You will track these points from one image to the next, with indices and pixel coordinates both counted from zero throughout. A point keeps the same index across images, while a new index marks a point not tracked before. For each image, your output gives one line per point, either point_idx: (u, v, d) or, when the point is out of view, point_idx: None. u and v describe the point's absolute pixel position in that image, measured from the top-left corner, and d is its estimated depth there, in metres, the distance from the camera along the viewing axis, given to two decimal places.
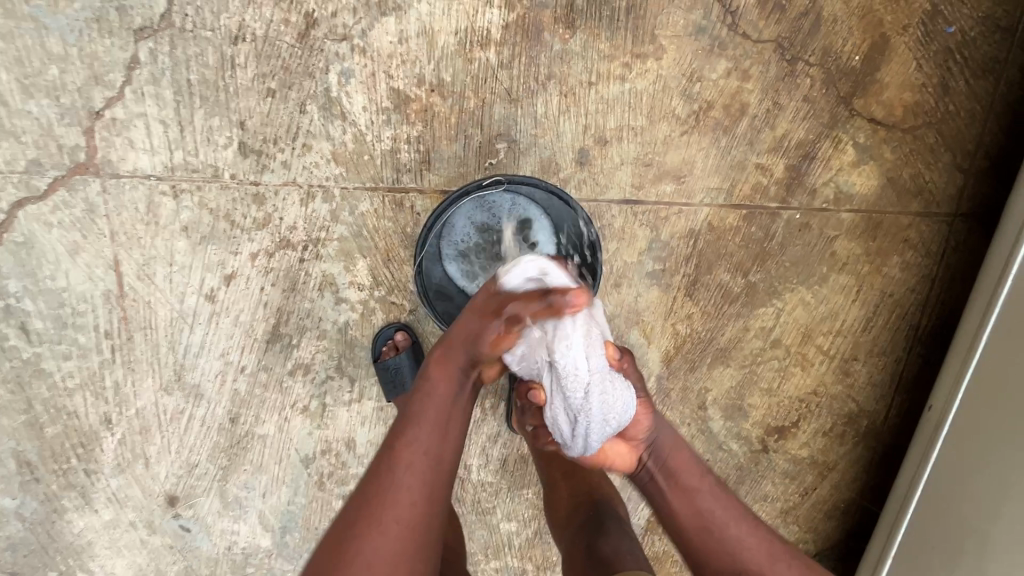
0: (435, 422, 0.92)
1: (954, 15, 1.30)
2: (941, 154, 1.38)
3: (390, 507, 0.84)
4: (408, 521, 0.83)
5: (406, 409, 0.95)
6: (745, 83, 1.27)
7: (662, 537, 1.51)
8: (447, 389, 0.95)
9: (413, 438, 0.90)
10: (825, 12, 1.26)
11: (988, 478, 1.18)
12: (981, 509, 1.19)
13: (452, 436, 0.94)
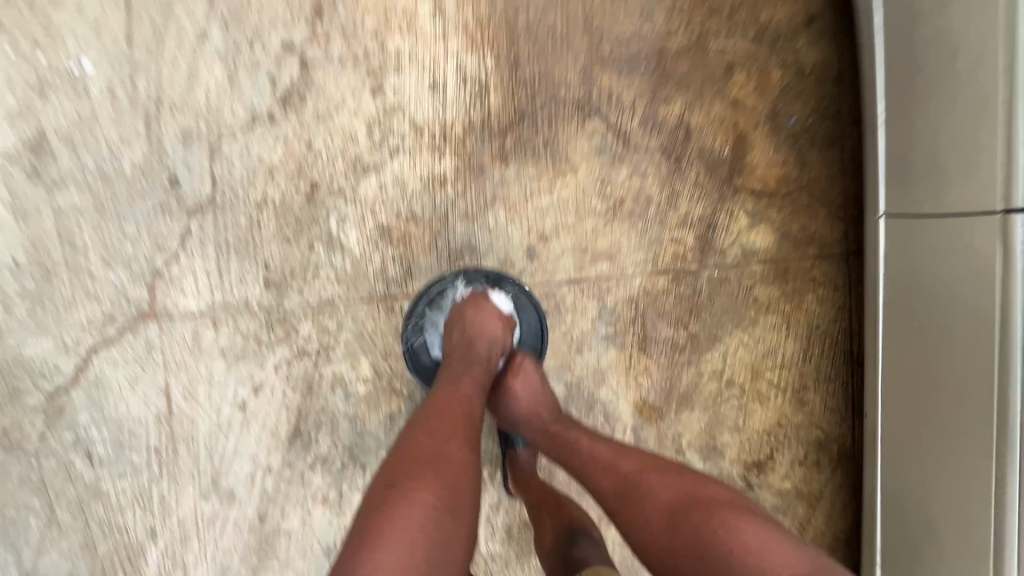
0: (470, 392, 1.23)
1: (791, 110, 1.71)
2: (817, 209, 1.73)
3: (451, 432, 1.08)
4: (465, 441, 1.07)
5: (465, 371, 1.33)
6: (646, 181, 1.65)
7: None
8: (477, 373, 1.32)
9: (455, 397, 1.20)
10: (694, 122, 1.68)
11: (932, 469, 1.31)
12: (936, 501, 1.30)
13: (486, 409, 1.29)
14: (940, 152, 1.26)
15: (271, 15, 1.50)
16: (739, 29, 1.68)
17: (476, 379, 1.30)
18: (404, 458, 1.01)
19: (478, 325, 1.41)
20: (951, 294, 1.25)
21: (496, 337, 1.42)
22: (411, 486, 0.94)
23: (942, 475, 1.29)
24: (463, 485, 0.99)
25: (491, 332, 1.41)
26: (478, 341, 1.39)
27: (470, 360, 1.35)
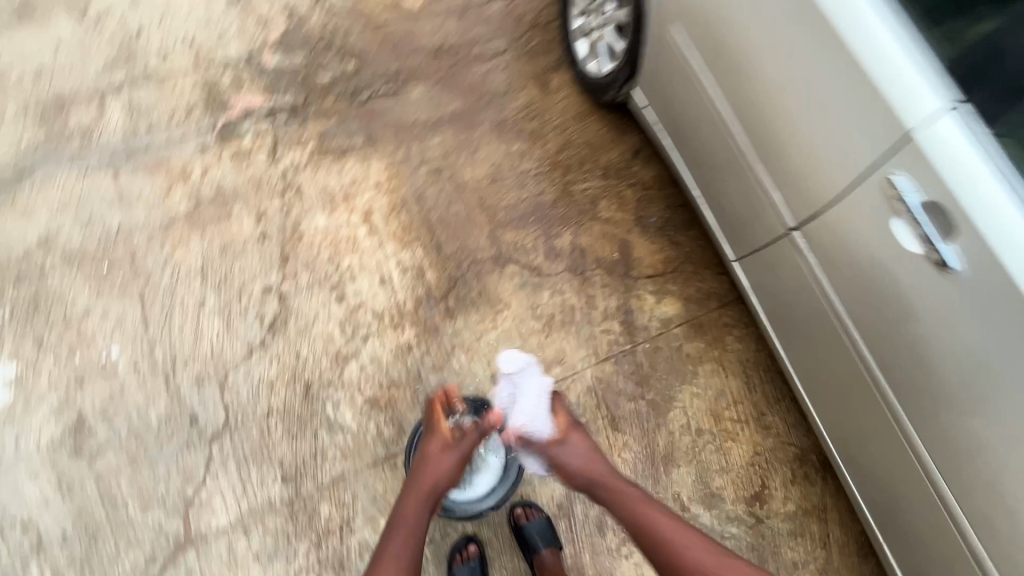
0: (419, 503, 1.49)
1: (651, 212, 2.26)
2: (703, 272, 2.18)
3: (399, 536, 1.43)
4: (409, 550, 1.42)
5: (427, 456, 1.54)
6: (564, 295, 2.08)
7: None
8: (421, 494, 1.50)
9: (411, 501, 1.49)
10: (584, 242, 2.18)
11: (873, 447, 1.60)
12: (883, 472, 1.61)
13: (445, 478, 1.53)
14: (738, 212, 1.75)
15: (249, 272, 1.99)
16: (589, 173, 2.30)
17: (421, 495, 1.50)
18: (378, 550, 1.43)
19: (432, 451, 1.55)
20: (801, 301, 1.63)
21: (441, 459, 1.53)
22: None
23: (886, 459, 1.57)
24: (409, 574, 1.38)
25: (439, 458, 1.53)
26: (430, 462, 1.53)
27: (419, 480, 1.51)
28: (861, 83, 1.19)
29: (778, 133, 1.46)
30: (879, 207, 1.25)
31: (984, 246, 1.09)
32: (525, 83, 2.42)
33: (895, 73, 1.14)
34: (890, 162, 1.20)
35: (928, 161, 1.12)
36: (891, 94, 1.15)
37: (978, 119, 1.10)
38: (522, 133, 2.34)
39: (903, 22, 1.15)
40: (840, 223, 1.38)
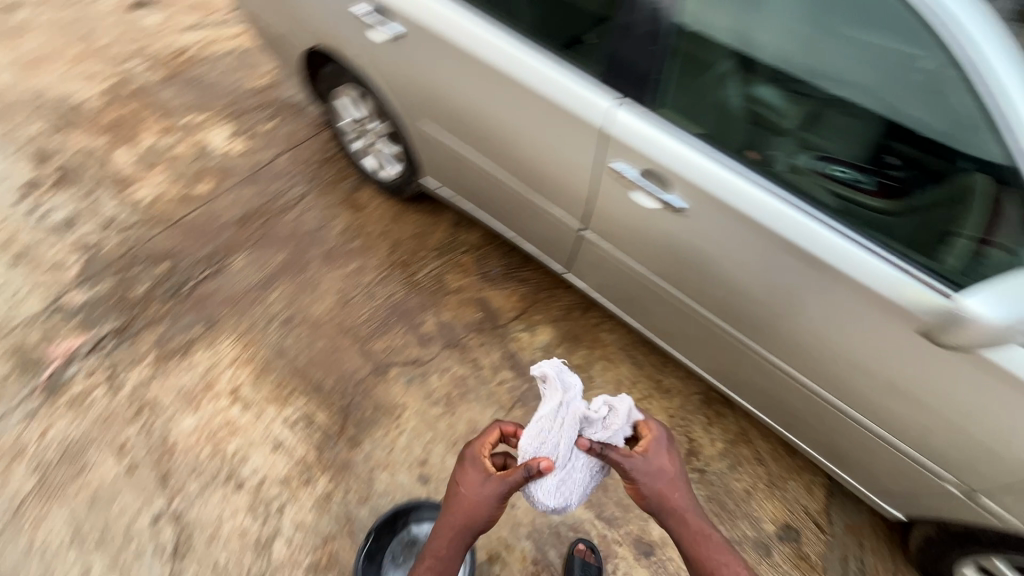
0: (453, 537, 1.22)
1: (491, 265, 2.52)
2: (556, 292, 2.43)
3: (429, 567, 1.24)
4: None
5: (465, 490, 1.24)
6: (451, 370, 2.21)
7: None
8: (451, 533, 1.23)
9: (450, 521, 1.23)
10: (448, 318, 2.35)
11: (739, 371, 1.75)
12: (758, 390, 1.75)
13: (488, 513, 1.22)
14: (537, 237, 2.01)
15: (130, 510, 1.86)
16: (424, 257, 2.55)
17: (454, 533, 1.22)
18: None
19: (472, 488, 1.23)
20: (618, 283, 1.87)
21: (481, 497, 1.21)
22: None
23: (751, 375, 1.71)
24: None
25: (476, 499, 1.22)
26: (470, 501, 1.22)
27: (454, 513, 1.23)
28: (561, 112, 1.55)
29: (530, 165, 1.78)
30: (616, 189, 1.56)
31: (687, 184, 1.41)
32: (334, 211, 2.70)
33: (575, 97, 1.51)
34: (606, 155, 1.53)
35: (624, 145, 1.47)
36: (581, 112, 1.51)
37: (640, 104, 1.45)
38: (353, 254, 2.54)
39: (564, 66, 1.53)
40: (607, 210, 1.65)
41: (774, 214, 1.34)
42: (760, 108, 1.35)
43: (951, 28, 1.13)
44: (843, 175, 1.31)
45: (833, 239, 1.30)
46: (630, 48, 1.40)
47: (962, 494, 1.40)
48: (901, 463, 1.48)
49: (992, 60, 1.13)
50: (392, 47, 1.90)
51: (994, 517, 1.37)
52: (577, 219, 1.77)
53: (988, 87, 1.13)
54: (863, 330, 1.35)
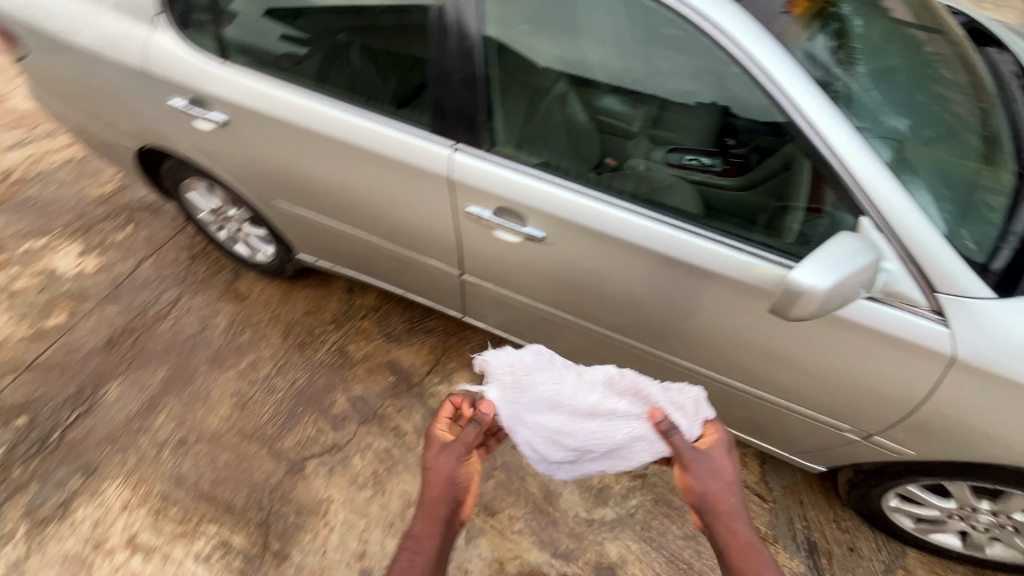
0: (433, 518, 1.21)
1: (394, 323, 2.42)
2: (464, 335, 2.37)
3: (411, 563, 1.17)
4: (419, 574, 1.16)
5: (433, 462, 1.23)
6: (373, 446, 2.08)
7: None
8: (429, 509, 1.21)
9: (428, 498, 1.22)
10: (358, 391, 2.23)
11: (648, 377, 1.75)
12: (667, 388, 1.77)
13: (459, 479, 1.21)
14: (424, 289, 1.98)
15: None
16: (322, 333, 2.41)
17: (432, 509, 1.21)
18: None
19: (446, 462, 1.21)
20: (513, 317, 1.87)
21: (454, 471, 1.21)
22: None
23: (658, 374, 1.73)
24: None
25: (450, 470, 1.21)
26: (448, 472, 1.21)
27: (428, 491, 1.22)
28: (407, 169, 1.54)
29: (395, 224, 1.74)
30: (479, 232, 1.57)
31: (542, 214, 1.44)
32: (213, 308, 2.50)
33: (416, 152, 1.51)
34: (460, 202, 1.53)
35: (473, 190, 1.48)
36: (425, 166, 1.51)
37: (475, 146, 1.46)
38: (244, 349, 2.36)
39: (399, 124, 1.53)
40: (481, 252, 1.64)
41: (623, 226, 1.40)
42: (605, 118, 1.41)
43: (720, 29, 1.20)
44: (698, 162, 1.38)
45: (680, 237, 1.36)
46: (455, 96, 1.43)
47: (860, 438, 1.48)
48: (803, 423, 1.55)
49: (761, 51, 1.19)
50: (225, 135, 1.81)
51: (890, 450, 1.46)
52: (454, 266, 1.76)
53: (764, 76, 1.19)
54: (730, 313, 1.41)
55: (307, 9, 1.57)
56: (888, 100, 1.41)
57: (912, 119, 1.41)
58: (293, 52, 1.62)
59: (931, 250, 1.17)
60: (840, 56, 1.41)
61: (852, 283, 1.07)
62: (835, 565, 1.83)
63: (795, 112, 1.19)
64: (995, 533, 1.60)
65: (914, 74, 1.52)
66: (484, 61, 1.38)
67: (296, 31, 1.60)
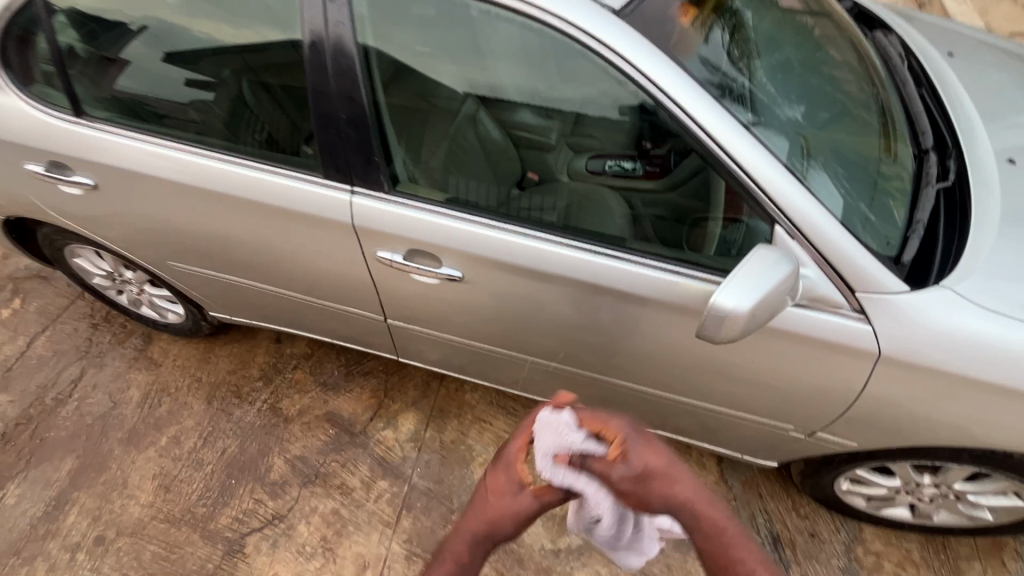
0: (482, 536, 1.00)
1: (329, 370, 2.27)
2: (405, 374, 2.25)
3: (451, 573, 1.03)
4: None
5: (496, 481, 0.99)
6: (319, 509, 1.93)
7: None
8: (474, 531, 1.01)
9: (474, 513, 1.02)
10: (297, 449, 2.06)
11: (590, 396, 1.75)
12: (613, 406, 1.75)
13: (515, 521, 0.97)
14: (356, 333, 1.95)
15: None
16: (250, 391, 2.21)
17: (474, 529, 1.01)
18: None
19: (510, 478, 0.97)
20: (452, 354, 1.85)
21: (514, 506, 0.97)
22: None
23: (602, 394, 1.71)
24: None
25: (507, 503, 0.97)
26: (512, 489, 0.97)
27: (479, 509, 1.02)
28: (313, 221, 1.56)
29: (314, 275, 1.74)
30: (395, 275, 1.60)
31: (451, 253, 1.48)
32: (123, 381, 2.24)
33: (317, 201, 1.52)
34: (369, 248, 1.56)
35: (379, 234, 1.51)
36: (329, 215, 1.53)
37: (374, 188, 1.48)
38: (163, 423, 2.13)
39: (300, 173, 1.53)
40: (402, 294, 1.66)
41: (527, 253, 1.44)
42: (525, 132, 1.49)
43: (608, 47, 1.24)
44: (617, 166, 1.45)
45: (581, 259, 1.41)
46: (345, 141, 1.44)
47: (804, 435, 1.49)
48: (749, 428, 1.55)
49: (651, 67, 1.23)
50: (119, 194, 1.73)
51: (833, 443, 1.47)
52: (377, 311, 1.78)
53: (656, 90, 1.23)
54: (646, 328, 1.44)
55: (206, 51, 1.55)
56: (785, 96, 1.41)
57: (810, 113, 1.42)
58: (200, 96, 1.60)
59: (843, 247, 1.17)
60: (736, 55, 1.39)
61: (773, 300, 1.04)
62: (799, 555, 1.84)
63: (691, 124, 1.22)
64: (939, 503, 1.64)
65: (807, 66, 1.53)
66: (371, 102, 1.40)
67: (198, 75, 1.59)
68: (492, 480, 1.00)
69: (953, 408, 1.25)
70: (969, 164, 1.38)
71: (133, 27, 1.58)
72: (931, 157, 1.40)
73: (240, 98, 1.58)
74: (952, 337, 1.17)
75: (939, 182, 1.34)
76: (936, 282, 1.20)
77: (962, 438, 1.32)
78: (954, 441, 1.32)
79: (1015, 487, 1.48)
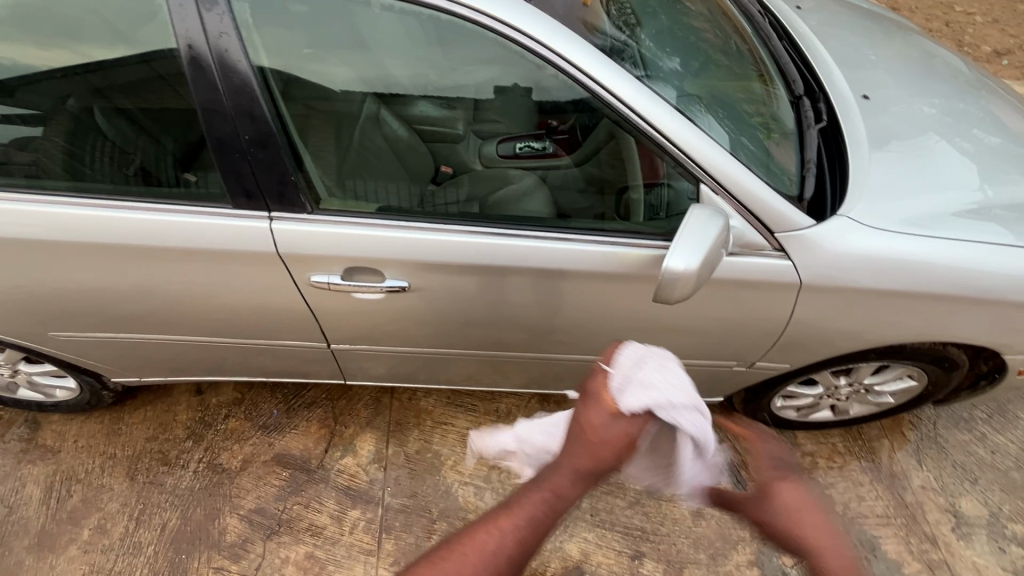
0: (574, 490, 0.98)
1: (266, 411, 2.09)
2: (353, 395, 2.14)
3: (514, 524, 0.96)
4: (525, 518, 0.96)
5: (601, 409, 0.97)
6: (292, 558, 1.80)
7: (658, 558, 1.86)
8: (572, 468, 0.98)
9: (569, 451, 0.99)
10: (251, 502, 1.89)
11: (551, 375, 1.79)
12: (572, 380, 1.82)
13: (620, 451, 0.96)
14: (291, 365, 1.82)
15: None
16: (180, 454, 1.98)
17: (572, 462, 0.98)
18: (479, 524, 0.98)
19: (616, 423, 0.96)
20: (402, 365, 1.79)
21: (619, 430, 0.95)
22: (459, 558, 0.94)
23: (562, 369, 1.76)
24: (510, 574, 0.93)
25: (605, 438, 0.95)
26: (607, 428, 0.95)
27: (577, 442, 0.98)
28: (226, 257, 1.41)
29: (232, 313, 1.59)
30: (331, 296, 1.50)
31: (392, 266, 1.42)
32: (14, 481, 1.90)
33: (231, 235, 1.38)
34: (300, 275, 1.45)
35: (309, 259, 1.41)
36: (247, 247, 1.39)
37: (295, 211, 1.36)
38: (80, 515, 1.85)
39: (199, 207, 1.37)
40: (341, 315, 1.57)
41: (470, 251, 1.41)
42: (431, 126, 1.49)
43: (521, 31, 1.22)
44: (527, 147, 1.54)
45: (527, 246, 1.41)
46: (252, 165, 1.30)
47: (745, 366, 1.65)
48: (695, 371, 1.68)
49: (565, 48, 1.23)
50: None
51: (770, 368, 1.65)
52: (314, 339, 1.68)
53: (574, 69, 1.23)
54: (597, 299, 1.50)
55: (29, 78, 1.32)
56: (664, 53, 1.51)
57: (690, 71, 1.53)
58: (25, 133, 1.37)
59: (758, 194, 1.28)
60: (622, 25, 1.44)
61: (710, 262, 1.13)
62: (752, 471, 2.04)
63: (613, 99, 1.24)
64: (854, 398, 1.89)
65: (684, 31, 1.63)
66: (274, 114, 1.27)
67: (18, 108, 1.35)
68: (599, 409, 0.97)
69: (858, 316, 1.45)
70: (835, 104, 1.57)
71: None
72: (805, 102, 1.57)
73: (84, 129, 1.37)
74: (853, 257, 1.34)
75: (817, 123, 1.51)
76: (834, 212, 1.36)
77: (867, 340, 1.53)
78: (860, 343, 1.54)
79: (909, 370, 1.75)
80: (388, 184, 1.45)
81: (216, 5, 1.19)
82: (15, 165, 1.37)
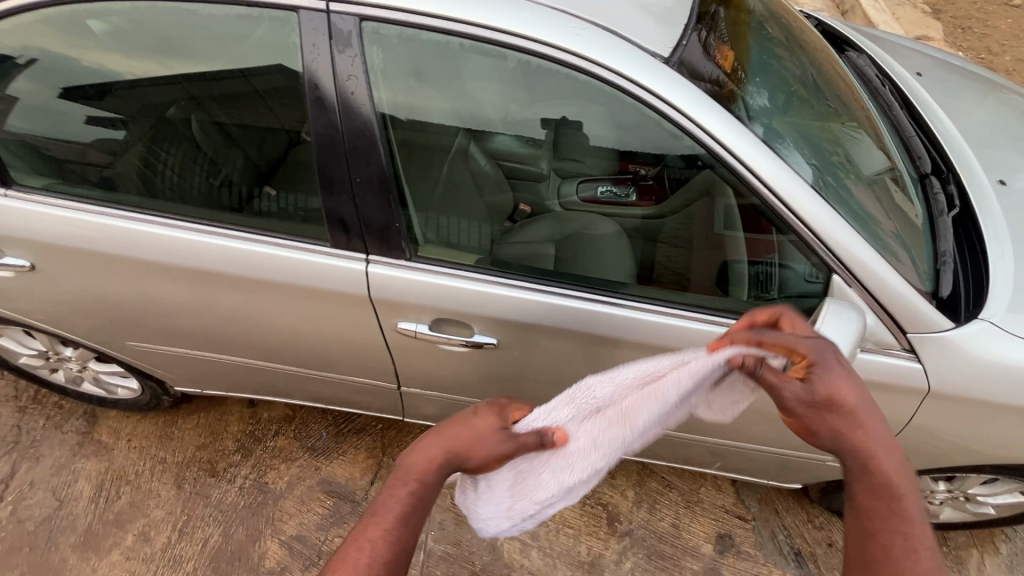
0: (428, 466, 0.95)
1: (315, 432, 2.05)
2: (403, 428, 2.08)
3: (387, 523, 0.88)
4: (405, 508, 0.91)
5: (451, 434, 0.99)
6: None
7: None
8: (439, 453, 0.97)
9: (441, 437, 0.99)
10: (292, 529, 1.85)
11: None
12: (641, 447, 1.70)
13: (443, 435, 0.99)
14: (351, 396, 1.77)
15: None
16: (228, 467, 1.96)
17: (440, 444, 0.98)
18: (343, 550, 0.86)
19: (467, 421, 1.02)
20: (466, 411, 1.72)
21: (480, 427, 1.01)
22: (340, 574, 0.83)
23: None
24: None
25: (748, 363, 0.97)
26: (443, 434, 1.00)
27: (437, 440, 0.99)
28: (312, 292, 1.39)
29: (302, 340, 1.55)
30: (418, 345, 1.45)
31: (483, 322, 1.36)
32: (68, 474, 1.92)
33: (326, 273, 1.35)
34: (389, 320, 1.41)
35: (402, 306, 1.37)
36: (340, 288, 1.36)
37: (394, 256, 1.32)
38: (126, 518, 1.84)
39: (302, 243, 1.35)
40: (412, 358, 1.52)
41: (559, 314, 1.33)
42: (514, 162, 1.43)
43: (664, 100, 1.12)
44: (607, 192, 1.54)
45: (623, 316, 1.32)
46: (359, 206, 1.27)
47: None
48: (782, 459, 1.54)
49: (710, 120, 1.13)
50: (64, 271, 1.48)
51: None
52: (377, 376, 1.64)
53: (718, 146, 1.13)
54: None
55: (160, 90, 1.34)
56: (753, 83, 1.27)
57: (776, 102, 1.29)
58: (107, 135, 1.39)
59: (897, 292, 1.16)
60: (713, 48, 1.23)
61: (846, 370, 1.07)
62: (822, 565, 1.87)
63: (757, 182, 1.13)
64: (948, 503, 1.71)
65: (765, 48, 1.38)
66: (389, 159, 1.24)
67: (102, 111, 1.37)
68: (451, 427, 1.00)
69: (985, 429, 1.30)
70: (970, 189, 1.43)
71: (19, 58, 1.31)
72: (933, 182, 1.44)
73: (177, 136, 1.40)
74: (991, 366, 1.20)
75: (949, 210, 1.37)
76: (972, 316, 1.22)
77: (987, 454, 1.37)
78: (978, 455, 1.38)
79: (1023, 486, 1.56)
80: (463, 221, 1.38)
81: (350, 47, 1.16)
82: (161, 181, 1.39)
